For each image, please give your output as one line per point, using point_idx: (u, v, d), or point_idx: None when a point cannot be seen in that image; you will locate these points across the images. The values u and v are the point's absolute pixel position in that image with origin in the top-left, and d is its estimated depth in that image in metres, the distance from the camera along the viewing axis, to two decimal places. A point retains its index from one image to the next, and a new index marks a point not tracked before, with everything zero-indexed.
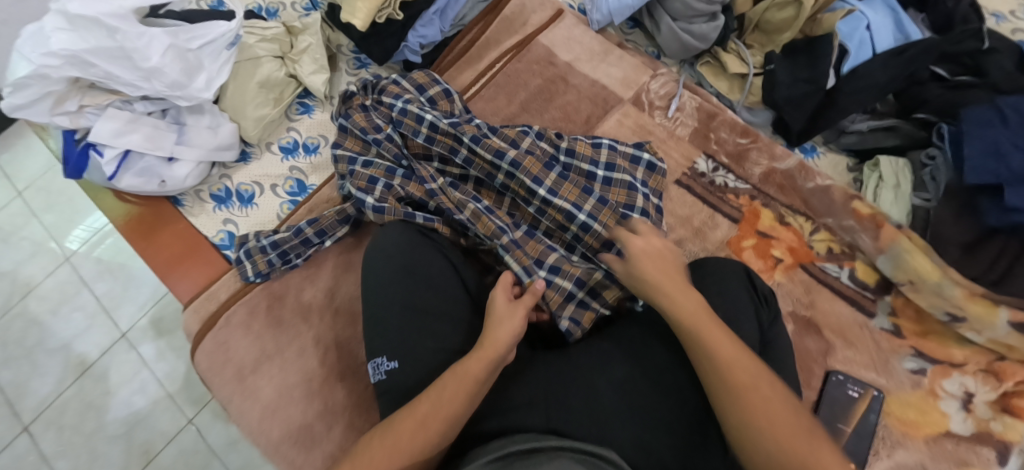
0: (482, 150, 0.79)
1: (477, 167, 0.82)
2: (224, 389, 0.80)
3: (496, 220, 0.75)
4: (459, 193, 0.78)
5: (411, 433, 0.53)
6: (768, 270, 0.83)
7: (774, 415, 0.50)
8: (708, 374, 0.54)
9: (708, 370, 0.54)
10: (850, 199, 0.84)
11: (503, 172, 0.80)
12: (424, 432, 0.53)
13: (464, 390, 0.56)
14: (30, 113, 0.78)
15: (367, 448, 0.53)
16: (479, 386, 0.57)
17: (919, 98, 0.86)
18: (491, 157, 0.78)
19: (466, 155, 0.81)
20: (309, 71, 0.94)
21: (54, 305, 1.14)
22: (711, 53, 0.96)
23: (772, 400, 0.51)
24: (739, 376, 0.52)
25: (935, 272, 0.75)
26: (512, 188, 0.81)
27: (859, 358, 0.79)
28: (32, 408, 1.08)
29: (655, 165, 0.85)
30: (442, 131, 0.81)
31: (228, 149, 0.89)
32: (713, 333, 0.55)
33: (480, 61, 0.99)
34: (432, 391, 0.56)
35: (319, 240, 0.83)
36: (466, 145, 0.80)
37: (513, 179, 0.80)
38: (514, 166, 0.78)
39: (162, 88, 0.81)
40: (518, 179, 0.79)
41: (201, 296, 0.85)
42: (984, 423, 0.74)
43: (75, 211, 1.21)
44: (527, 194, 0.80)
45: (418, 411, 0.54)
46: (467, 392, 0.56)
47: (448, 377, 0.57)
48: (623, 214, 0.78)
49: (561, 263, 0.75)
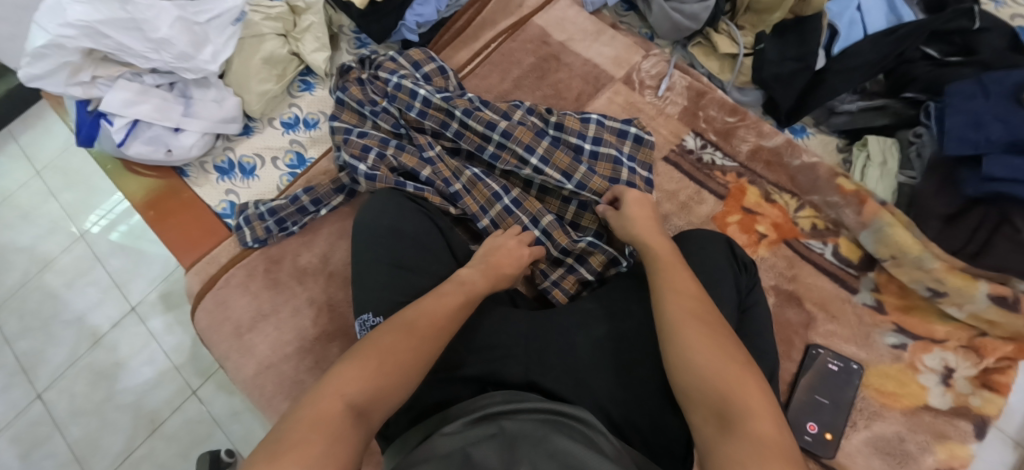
0: (473, 122, 0.81)
1: (467, 140, 0.84)
2: (223, 345, 0.84)
3: (492, 185, 0.81)
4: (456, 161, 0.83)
5: (423, 337, 0.55)
6: (753, 245, 0.85)
7: (762, 430, 0.46)
8: (708, 373, 0.51)
9: (710, 368, 0.51)
10: (835, 175, 0.84)
11: (494, 143, 0.82)
12: (435, 340, 0.55)
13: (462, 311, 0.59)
14: (46, 83, 0.83)
15: (382, 344, 0.52)
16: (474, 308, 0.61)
17: (908, 76, 0.87)
18: (483, 129, 0.81)
19: (457, 128, 0.84)
20: (311, 49, 0.97)
21: (70, 278, 1.19)
22: (704, 33, 0.97)
23: (765, 417, 0.47)
24: (744, 385, 0.49)
25: (917, 245, 0.76)
26: (503, 158, 0.83)
27: (841, 331, 0.80)
28: (48, 376, 1.13)
29: (643, 136, 0.87)
30: (434, 105, 0.83)
31: (232, 122, 0.93)
32: (701, 313, 0.56)
33: (476, 41, 1.01)
34: (431, 304, 0.58)
35: (314, 208, 0.87)
36: (458, 118, 0.83)
37: (504, 150, 0.82)
38: (506, 136, 0.81)
39: (171, 59, 0.86)
40: (509, 148, 0.82)
41: (204, 261, 0.89)
42: (962, 398, 0.75)
43: (91, 189, 1.26)
44: (518, 164, 0.82)
45: (435, 316, 0.57)
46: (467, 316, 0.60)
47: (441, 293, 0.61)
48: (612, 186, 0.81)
49: (552, 227, 0.80)
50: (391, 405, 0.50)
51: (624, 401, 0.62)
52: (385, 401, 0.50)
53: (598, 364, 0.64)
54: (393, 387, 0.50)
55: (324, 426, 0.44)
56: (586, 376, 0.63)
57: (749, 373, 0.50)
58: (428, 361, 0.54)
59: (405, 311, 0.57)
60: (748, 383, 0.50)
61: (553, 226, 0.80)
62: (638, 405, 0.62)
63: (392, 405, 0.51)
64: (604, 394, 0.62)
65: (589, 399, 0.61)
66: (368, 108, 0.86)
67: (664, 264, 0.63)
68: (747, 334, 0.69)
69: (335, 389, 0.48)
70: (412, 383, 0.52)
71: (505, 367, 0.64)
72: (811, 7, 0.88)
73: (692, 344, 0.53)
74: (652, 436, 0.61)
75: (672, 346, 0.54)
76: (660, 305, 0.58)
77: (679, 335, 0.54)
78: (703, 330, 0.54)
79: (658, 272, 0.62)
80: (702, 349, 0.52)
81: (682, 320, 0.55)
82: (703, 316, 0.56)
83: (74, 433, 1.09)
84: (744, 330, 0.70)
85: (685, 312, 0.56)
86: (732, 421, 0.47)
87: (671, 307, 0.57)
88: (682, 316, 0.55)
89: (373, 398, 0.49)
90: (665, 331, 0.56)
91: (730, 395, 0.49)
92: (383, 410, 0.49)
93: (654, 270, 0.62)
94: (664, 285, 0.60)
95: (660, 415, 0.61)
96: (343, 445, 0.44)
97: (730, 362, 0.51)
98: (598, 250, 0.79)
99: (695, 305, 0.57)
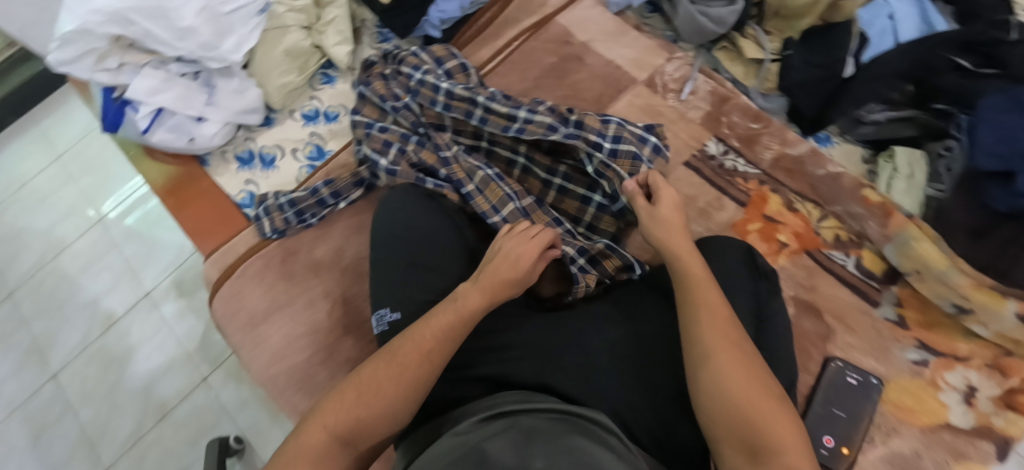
0: (500, 102, 0.81)
1: (492, 124, 0.82)
2: (237, 334, 0.85)
3: (505, 187, 0.80)
4: (471, 161, 0.82)
5: (412, 364, 0.55)
6: (773, 254, 0.84)
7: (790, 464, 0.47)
8: (738, 401, 0.50)
9: (739, 396, 0.50)
10: (860, 186, 0.83)
11: (520, 121, 0.81)
12: (426, 364, 0.55)
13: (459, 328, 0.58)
14: (74, 68, 0.83)
15: (370, 377, 0.55)
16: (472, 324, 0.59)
17: (937, 87, 0.83)
18: (509, 108, 0.81)
19: (481, 116, 0.83)
20: (333, 43, 0.97)
21: (84, 263, 1.21)
22: (729, 38, 0.96)
23: (791, 449, 0.48)
24: (771, 417, 0.49)
25: (941, 259, 0.74)
26: (530, 131, 0.80)
27: (860, 345, 0.79)
28: (61, 358, 1.14)
29: (662, 148, 0.83)
30: (457, 97, 0.83)
31: (253, 112, 0.93)
32: (731, 336, 0.54)
33: (498, 39, 1.01)
34: (428, 324, 0.58)
35: (333, 201, 0.87)
36: (482, 106, 0.82)
37: (531, 125, 0.80)
38: (532, 113, 0.81)
39: (196, 48, 0.86)
40: (537, 121, 0.80)
41: (221, 250, 0.89)
42: (985, 418, 0.73)
43: (109, 175, 1.27)
44: (545, 135, 0.79)
45: (423, 344, 0.56)
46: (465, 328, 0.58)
47: (447, 308, 0.60)
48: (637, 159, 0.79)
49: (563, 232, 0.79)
50: (380, 434, 0.53)
51: (638, 404, 0.61)
52: (370, 432, 0.53)
53: (613, 366, 0.62)
54: (376, 419, 0.53)
55: (305, 461, 0.50)
56: (601, 379, 0.61)
57: (773, 399, 0.51)
58: (419, 389, 0.55)
59: (400, 334, 0.58)
60: (774, 415, 0.49)
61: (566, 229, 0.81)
62: (652, 412, 0.61)
63: (380, 434, 0.54)
64: (619, 398, 0.61)
65: (602, 401, 0.60)
66: (389, 102, 0.85)
67: (696, 273, 0.60)
68: (765, 344, 0.68)
69: (320, 422, 0.52)
70: (400, 414, 0.54)
71: (518, 364, 0.64)
72: (842, 13, 0.88)
73: (727, 367, 0.52)
74: (666, 440, 0.60)
75: (700, 364, 0.53)
76: (690, 323, 0.56)
77: (713, 357, 0.53)
78: (734, 355, 0.53)
79: (690, 286, 0.59)
80: (735, 374, 0.51)
81: (714, 338, 0.54)
82: (734, 339, 0.54)
83: (85, 416, 1.10)
84: (762, 340, 0.68)
85: (716, 334, 0.54)
86: (757, 454, 0.48)
87: (705, 327, 0.55)
88: (716, 338, 0.54)
89: (355, 432, 0.52)
90: (697, 349, 0.54)
91: (757, 424, 0.49)
92: (369, 439, 0.53)
93: (687, 282, 0.59)
94: (698, 299, 0.57)
95: (675, 421, 0.61)
96: None
97: (757, 394, 0.50)
98: (614, 255, 0.78)
99: (725, 325, 0.55)
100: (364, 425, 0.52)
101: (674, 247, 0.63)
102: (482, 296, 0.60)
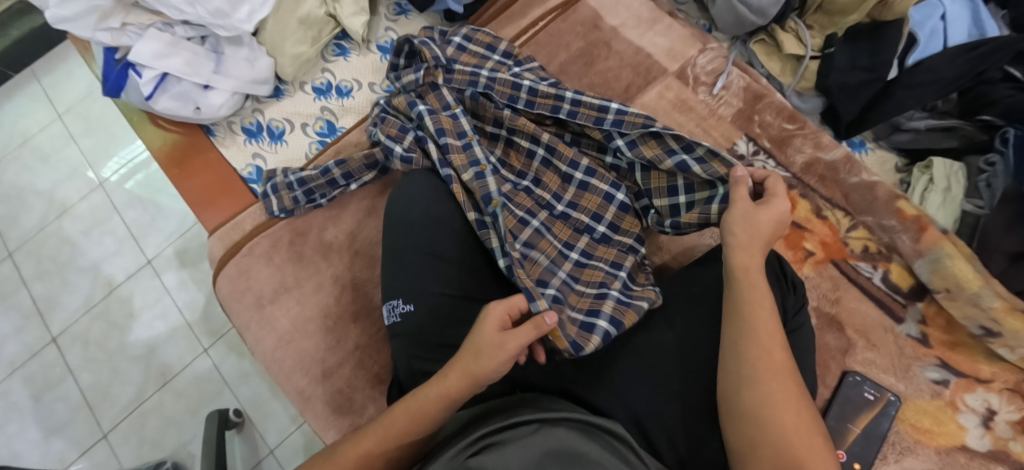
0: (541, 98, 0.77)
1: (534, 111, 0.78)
2: (243, 314, 0.83)
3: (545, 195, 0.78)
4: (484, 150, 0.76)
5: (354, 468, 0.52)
6: (798, 262, 0.81)
7: None
8: (760, 416, 0.49)
9: (767, 414, 0.49)
10: (895, 197, 0.79)
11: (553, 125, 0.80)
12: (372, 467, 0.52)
13: (412, 428, 0.53)
14: (74, 26, 0.79)
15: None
16: (429, 425, 0.53)
17: (986, 98, 0.80)
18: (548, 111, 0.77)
19: (525, 103, 0.78)
20: (349, 13, 0.91)
21: (86, 227, 1.17)
22: (767, 30, 0.91)
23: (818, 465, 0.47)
24: (801, 449, 0.47)
25: (976, 280, 0.71)
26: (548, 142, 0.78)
27: (880, 361, 0.77)
28: (62, 321, 1.12)
29: None
30: (503, 82, 0.78)
31: (264, 84, 0.89)
32: (785, 364, 0.51)
33: (523, 18, 0.96)
34: (377, 422, 0.54)
35: (345, 182, 0.83)
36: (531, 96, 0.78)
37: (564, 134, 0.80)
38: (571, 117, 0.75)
39: (206, 14, 0.82)
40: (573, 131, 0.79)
41: (227, 226, 0.86)
42: (1002, 442, 0.72)
43: (111, 137, 1.23)
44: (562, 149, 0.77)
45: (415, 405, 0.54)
46: (417, 431, 0.53)
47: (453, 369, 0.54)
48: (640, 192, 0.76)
49: (580, 273, 0.71)
50: None
51: (662, 414, 0.58)
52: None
53: (639, 373, 0.60)
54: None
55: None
56: (627, 387, 0.59)
57: (815, 434, 0.48)
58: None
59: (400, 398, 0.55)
60: (803, 442, 0.48)
61: (579, 271, 0.71)
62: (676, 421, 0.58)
63: None
64: (643, 406, 0.58)
65: (624, 409, 0.58)
66: (417, 107, 0.78)
67: (759, 294, 0.55)
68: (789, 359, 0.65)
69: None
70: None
71: (537, 367, 0.62)
72: (891, 12, 0.82)
73: (773, 401, 0.49)
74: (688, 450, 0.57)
75: (743, 373, 0.51)
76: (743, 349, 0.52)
77: (765, 384, 0.50)
78: (776, 368, 0.51)
79: (740, 312, 0.54)
80: (779, 411, 0.49)
81: (760, 347, 0.52)
82: (787, 367, 0.51)
83: (86, 380, 1.08)
84: None
85: (761, 344, 0.52)
86: None
87: (756, 355, 0.51)
88: (765, 370, 0.51)
89: None
90: (747, 371, 0.51)
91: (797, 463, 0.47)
92: None
93: (750, 304, 0.54)
94: (754, 322, 0.53)
95: (700, 433, 0.57)
96: None
97: (796, 416, 0.49)
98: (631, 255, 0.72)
99: (773, 342, 0.52)
100: None
101: (745, 255, 0.57)
102: (439, 389, 0.54)
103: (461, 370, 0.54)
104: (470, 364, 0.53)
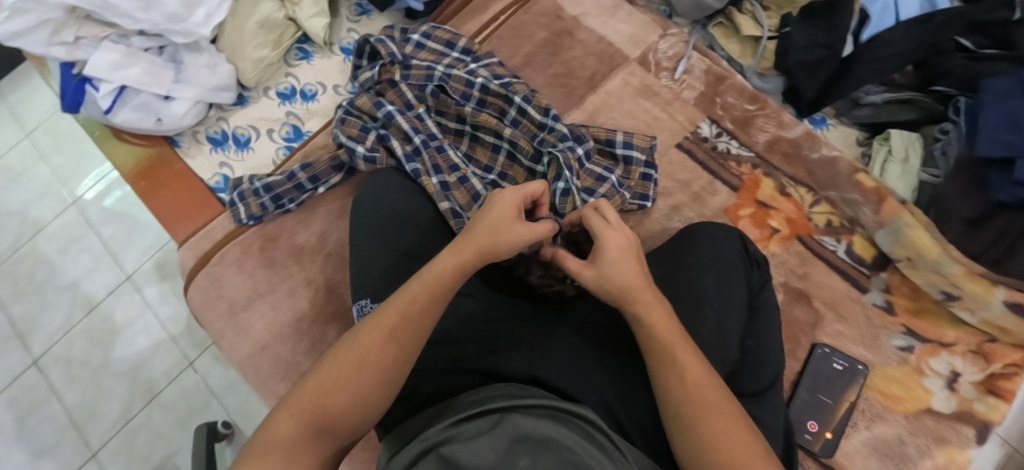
0: (498, 88, 0.79)
1: (490, 107, 0.81)
2: (217, 323, 0.83)
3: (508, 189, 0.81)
4: (452, 155, 0.79)
5: (379, 347, 0.50)
6: (764, 240, 0.83)
7: None
8: (695, 452, 0.48)
9: (700, 445, 0.48)
10: (855, 170, 0.81)
11: (515, 108, 0.80)
12: (392, 346, 0.50)
13: (433, 296, 0.52)
14: (26, 41, 0.78)
15: (333, 363, 0.49)
16: (446, 296, 0.53)
17: (940, 69, 0.82)
18: (501, 103, 0.81)
19: (479, 99, 0.81)
20: (309, 15, 0.90)
21: (61, 246, 1.16)
22: (726, 13, 0.92)
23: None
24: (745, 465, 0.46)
25: (935, 248, 0.74)
26: (519, 130, 0.80)
27: (849, 332, 0.79)
28: (43, 342, 1.11)
29: (624, 182, 0.80)
30: (456, 77, 0.80)
31: (225, 91, 0.88)
32: (713, 398, 0.49)
33: (485, 12, 0.96)
34: (393, 300, 0.52)
35: (312, 186, 0.83)
36: (491, 89, 0.80)
37: (523, 119, 0.80)
38: (520, 113, 0.80)
39: (161, 20, 0.81)
40: (528, 116, 0.79)
41: (198, 235, 0.86)
42: (967, 403, 0.74)
43: (81, 153, 1.21)
44: (528, 138, 0.80)
45: (430, 280, 0.53)
46: (437, 299, 0.52)
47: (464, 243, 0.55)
48: (600, 176, 0.78)
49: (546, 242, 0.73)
50: (356, 418, 0.48)
51: (629, 400, 0.59)
52: (341, 423, 0.47)
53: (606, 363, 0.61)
54: (347, 407, 0.48)
55: (275, 450, 0.44)
56: (597, 377, 0.59)
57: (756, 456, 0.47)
58: (392, 373, 0.50)
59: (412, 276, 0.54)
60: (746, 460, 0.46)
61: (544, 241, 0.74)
62: (637, 411, 0.59)
63: (367, 393, 0.49)
64: (612, 395, 0.59)
65: (593, 395, 0.58)
66: (385, 107, 0.78)
67: (670, 334, 0.52)
68: (755, 335, 0.67)
69: (287, 407, 0.47)
70: (400, 369, 0.50)
71: (507, 358, 0.60)
72: None
73: (711, 437, 0.48)
74: (653, 435, 0.58)
75: (677, 408, 0.50)
76: (668, 387, 0.51)
77: (702, 425, 0.48)
78: (711, 396, 0.49)
79: (660, 346, 0.52)
80: (720, 442, 0.47)
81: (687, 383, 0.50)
82: (717, 401, 0.49)
83: (70, 400, 1.08)
84: (753, 331, 0.67)
85: (687, 379, 0.50)
86: None
87: (684, 391, 0.50)
88: (699, 402, 0.49)
89: (339, 390, 0.48)
90: (680, 413, 0.50)
91: None
92: (355, 408, 0.48)
93: (664, 346, 0.52)
94: (672, 363, 0.51)
95: (658, 415, 0.59)
96: (321, 441, 0.46)
97: (739, 444, 0.47)
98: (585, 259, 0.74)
99: (701, 369, 0.51)
100: (332, 413, 0.47)
101: (645, 302, 0.53)
102: (454, 262, 0.54)
103: (475, 246, 0.54)
104: (488, 240, 0.54)
